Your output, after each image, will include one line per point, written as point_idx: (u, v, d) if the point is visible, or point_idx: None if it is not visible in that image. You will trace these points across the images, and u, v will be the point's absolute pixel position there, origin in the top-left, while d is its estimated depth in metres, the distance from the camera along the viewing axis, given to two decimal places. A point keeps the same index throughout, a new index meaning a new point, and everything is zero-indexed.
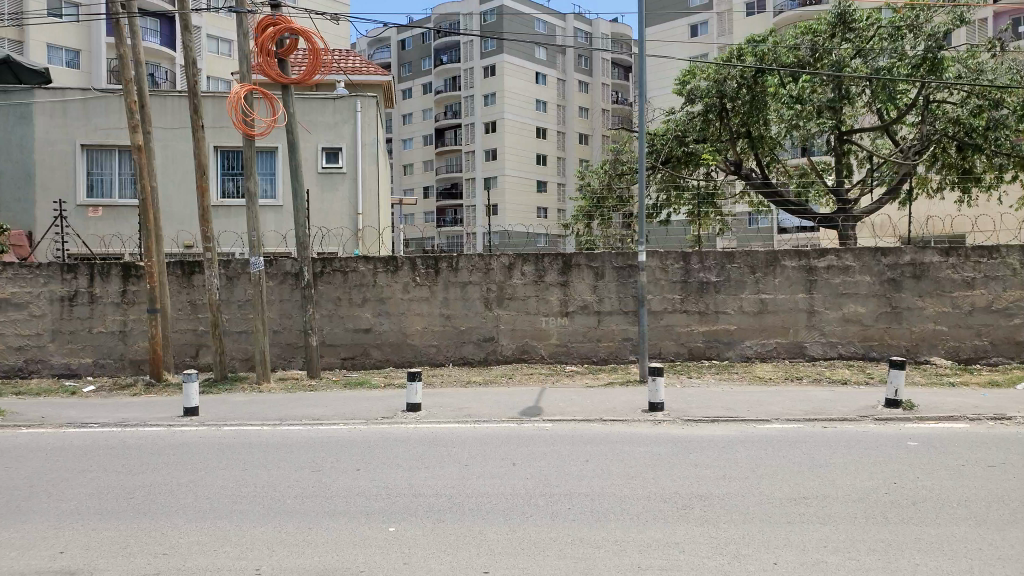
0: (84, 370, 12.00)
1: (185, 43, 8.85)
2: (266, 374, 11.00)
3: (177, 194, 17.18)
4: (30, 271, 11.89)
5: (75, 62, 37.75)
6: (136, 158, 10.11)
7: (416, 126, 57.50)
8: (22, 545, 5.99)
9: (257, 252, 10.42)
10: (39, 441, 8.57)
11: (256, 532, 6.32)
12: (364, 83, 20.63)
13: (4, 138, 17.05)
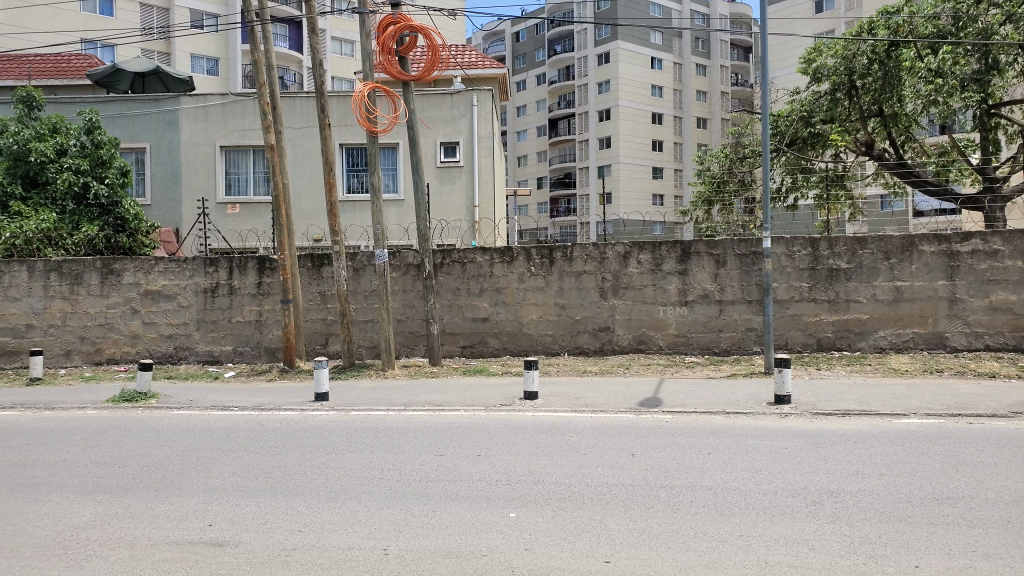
0: (226, 357, 12.87)
1: (312, 45, 9.18)
2: (391, 361, 11.42)
3: (307, 190, 18.16)
4: (179, 265, 12.85)
5: (214, 70, 40.59)
6: (269, 157, 10.66)
7: (529, 118, 58.37)
8: (176, 517, 6.51)
9: (382, 244, 10.80)
10: (188, 422, 9.27)
11: (383, 514, 6.56)
12: (481, 77, 21.07)
13: (154, 142, 18.51)
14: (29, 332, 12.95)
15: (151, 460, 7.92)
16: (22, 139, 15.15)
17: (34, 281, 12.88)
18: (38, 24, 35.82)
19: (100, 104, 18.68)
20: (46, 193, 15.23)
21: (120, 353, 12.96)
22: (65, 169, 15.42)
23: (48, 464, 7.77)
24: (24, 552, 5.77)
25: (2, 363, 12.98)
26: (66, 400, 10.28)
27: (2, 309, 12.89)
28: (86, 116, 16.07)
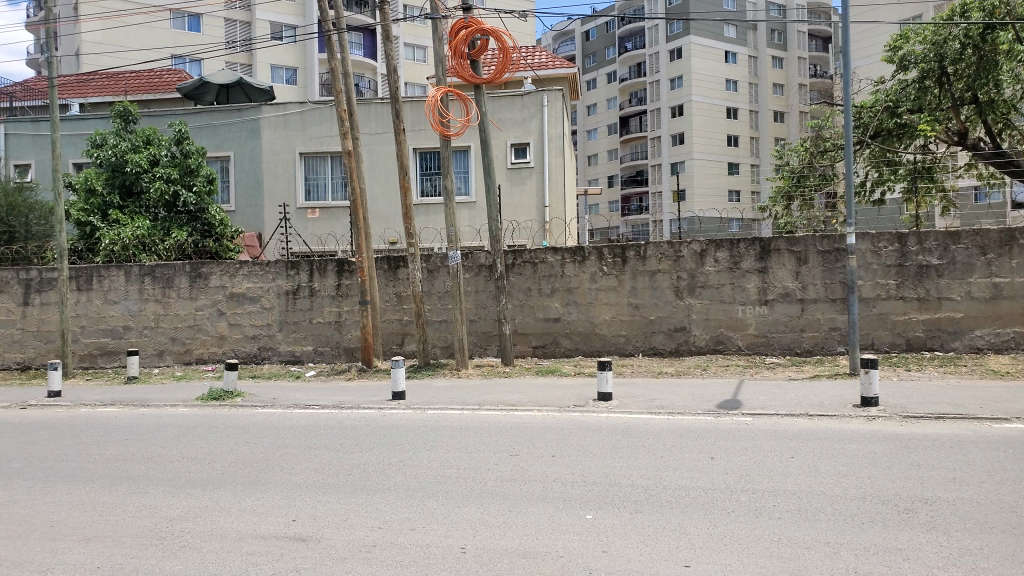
0: (307, 357, 13.27)
1: (387, 52, 9.35)
2: (465, 361, 11.55)
3: (382, 195, 18.59)
4: (262, 268, 13.32)
5: (292, 79, 41.95)
6: (346, 162, 10.94)
7: (601, 116, 58.15)
8: (262, 511, 6.73)
9: (455, 246, 10.93)
10: (273, 420, 9.59)
11: (461, 512, 6.64)
12: (552, 77, 21.12)
13: (238, 150, 19.31)
14: (126, 333, 13.68)
15: (238, 456, 8.23)
16: (119, 151, 16.12)
17: (131, 285, 13.60)
18: (130, 42, 38.26)
19: (189, 116, 19.62)
20: (140, 202, 16.25)
21: (209, 353, 13.54)
22: (157, 179, 16.26)
23: (146, 458, 8.19)
24: (126, 541, 6.10)
25: (102, 363, 13.76)
26: (160, 399, 10.81)
27: (102, 311, 13.67)
28: (177, 128, 16.86)
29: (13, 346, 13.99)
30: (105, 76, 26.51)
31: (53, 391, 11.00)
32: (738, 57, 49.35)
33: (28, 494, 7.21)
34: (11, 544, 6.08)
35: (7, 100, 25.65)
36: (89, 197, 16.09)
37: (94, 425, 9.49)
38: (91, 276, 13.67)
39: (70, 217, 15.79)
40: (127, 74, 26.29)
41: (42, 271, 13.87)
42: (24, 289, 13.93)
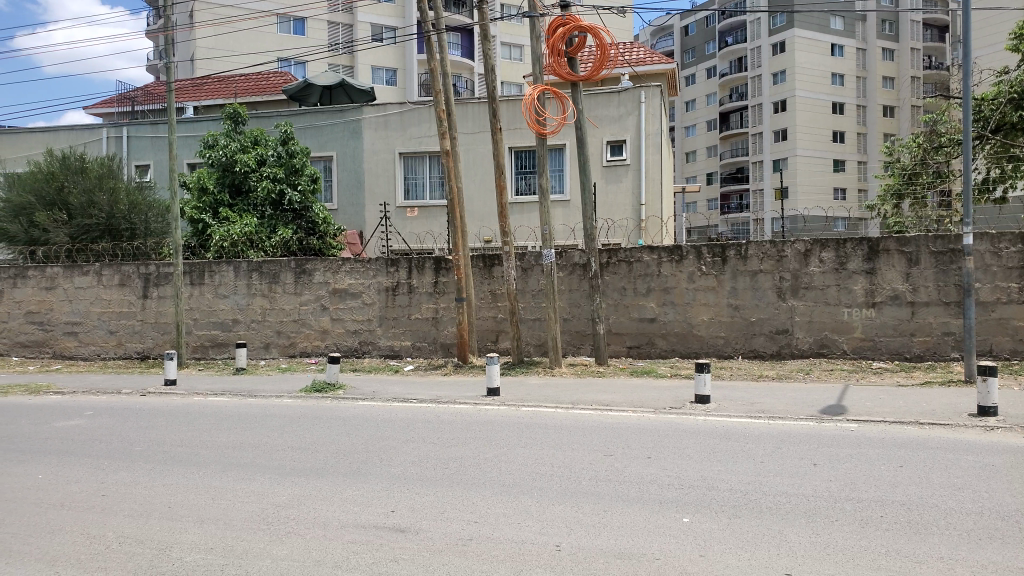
0: (405, 352, 13.56)
1: (485, 52, 9.44)
2: (559, 359, 11.57)
3: (477, 193, 18.97)
4: (363, 265, 13.69)
5: (392, 81, 43.23)
6: (444, 162, 11.13)
7: (699, 112, 57.14)
8: (363, 501, 6.92)
9: (549, 245, 10.94)
10: (371, 413, 9.84)
11: (555, 510, 6.63)
12: (648, 73, 20.99)
13: (340, 151, 19.96)
14: (234, 326, 14.31)
15: (339, 447, 8.49)
16: (229, 151, 16.84)
17: (239, 280, 14.22)
18: (241, 46, 39.89)
19: (293, 117, 20.44)
20: (248, 200, 16.98)
21: (312, 346, 14.00)
22: (264, 178, 16.92)
23: (253, 446, 8.54)
24: (236, 524, 6.37)
25: (213, 354, 14.44)
26: (265, 389, 11.25)
27: (212, 305, 14.34)
28: (282, 128, 17.50)
29: (133, 336, 14.85)
30: (217, 80, 27.84)
31: (169, 379, 11.60)
32: (846, 49, 47.40)
33: (148, 475, 7.64)
34: (133, 522, 6.44)
35: (129, 104, 27.27)
36: (202, 196, 16.94)
37: (205, 413, 9.97)
38: (204, 271, 14.38)
39: (184, 215, 16.63)
40: (237, 77, 27.54)
41: (159, 266, 14.69)
42: (143, 283, 14.78)
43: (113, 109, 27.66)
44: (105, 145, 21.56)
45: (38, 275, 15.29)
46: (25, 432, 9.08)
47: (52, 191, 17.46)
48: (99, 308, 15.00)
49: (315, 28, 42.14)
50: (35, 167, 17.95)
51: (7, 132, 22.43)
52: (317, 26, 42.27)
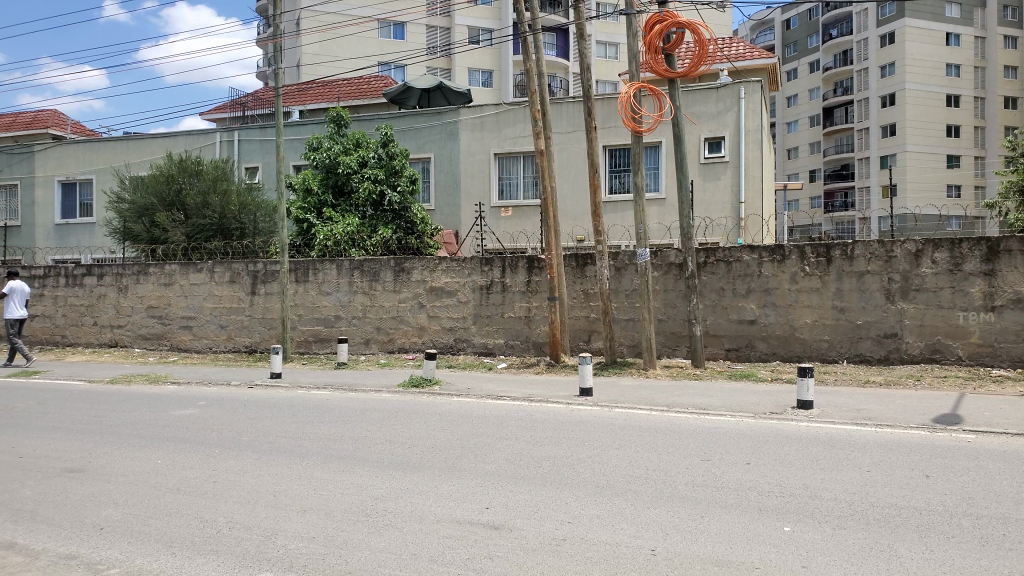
0: (498, 350, 13.69)
1: (580, 51, 9.42)
2: (653, 361, 11.43)
3: (571, 191, 19.29)
4: (459, 263, 13.91)
5: (488, 82, 43.92)
6: (539, 161, 11.21)
7: (801, 107, 55.65)
8: (458, 497, 6.99)
9: (643, 244, 10.83)
10: (467, 410, 9.94)
11: (651, 513, 6.49)
12: (748, 68, 20.77)
13: (437, 152, 20.46)
14: (337, 321, 14.77)
15: (435, 442, 8.63)
16: (333, 154, 17.51)
17: (342, 278, 14.69)
18: (345, 52, 41.57)
19: (394, 120, 21.04)
20: (350, 201, 17.57)
21: (409, 343, 14.31)
22: (365, 179, 17.53)
23: (353, 439, 8.79)
24: (337, 515, 6.55)
25: (316, 348, 14.93)
26: (366, 384, 11.57)
27: (317, 301, 14.86)
28: (384, 131, 18.10)
29: (243, 331, 15.57)
30: (321, 85, 28.92)
31: (274, 373, 12.09)
32: (963, 38, 45.01)
33: (255, 464, 7.97)
34: (242, 509, 6.72)
35: (241, 109, 28.61)
36: (306, 197, 17.71)
37: (309, 406, 10.33)
38: (308, 269, 14.92)
39: (291, 215, 17.37)
40: (341, 81, 28.51)
41: (267, 264, 15.35)
42: (252, 280, 15.47)
43: (226, 115, 29.14)
44: (218, 148, 22.82)
45: (158, 272, 16.25)
46: (145, 419, 9.67)
47: (171, 192, 18.62)
48: (212, 304, 15.80)
49: (415, 32, 43.28)
50: (156, 170, 19.10)
51: (131, 138, 23.87)
52: (416, 30, 43.34)
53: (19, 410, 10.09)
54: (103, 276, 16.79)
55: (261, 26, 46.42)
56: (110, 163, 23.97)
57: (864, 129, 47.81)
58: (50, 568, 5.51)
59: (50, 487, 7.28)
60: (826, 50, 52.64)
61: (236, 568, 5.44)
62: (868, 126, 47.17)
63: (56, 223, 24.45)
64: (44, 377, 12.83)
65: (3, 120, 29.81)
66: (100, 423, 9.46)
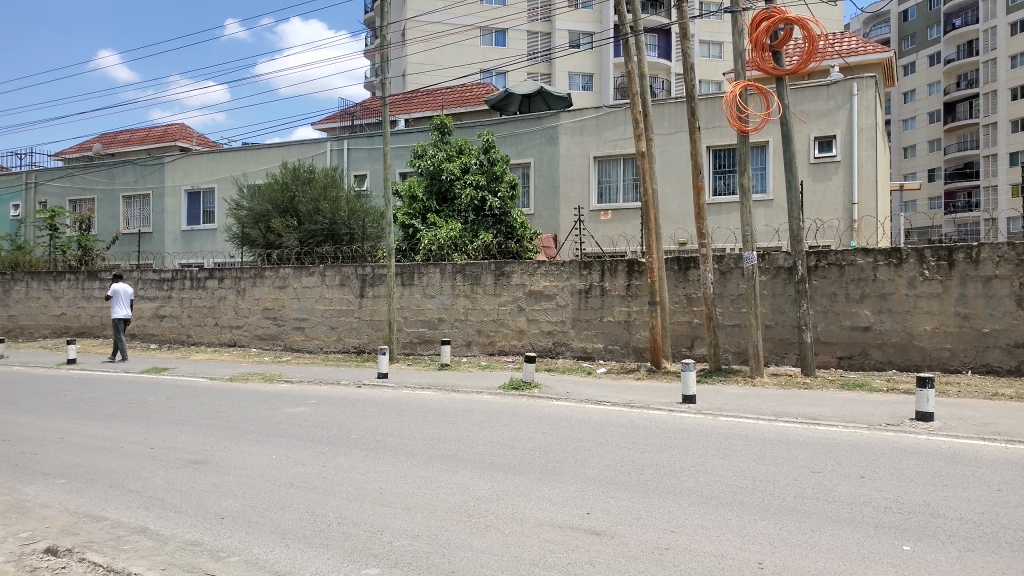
0: (597, 354, 13.63)
1: (684, 51, 9.45)
2: (760, 368, 11.09)
3: (672, 194, 19.13)
4: (557, 267, 13.97)
5: (589, 86, 44.09)
6: (640, 163, 11.12)
7: (920, 103, 52.74)
8: (560, 501, 6.99)
9: (750, 247, 10.57)
10: (567, 414, 9.96)
11: (758, 526, 6.27)
12: (862, 63, 20.06)
13: (537, 157, 20.69)
14: (439, 325, 15.08)
15: (536, 445, 8.69)
16: (437, 161, 18.09)
17: (444, 282, 14.99)
18: (447, 61, 42.44)
19: (495, 126, 21.36)
20: (453, 207, 18.03)
21: (509, 345, 14.46)
22: (467, 185, 17.95)
23: (456, 440, 8.98)
24: (441, 514, 6.68)
25: (420, 350, 15.30)
26: (468, 385, 11.78)
27: (421, 304, 15.22)
28: (485, 137, 18.45)
29: (351, 332, 16.14)
30: (425, 93, 29.61)
31: (381, 372, 12.48)
32: None
33: (362, 462, 8.25)
34: (350, 505, 6.96)
35: (350, 119, 29.59)
36: (412, 203, 18.30)
37: (413, 405, 10.63)
38: (413, 273, 15.30)
39: (398, 220, 18.08)
40: (444, 89, 29.13)
41: (374, 268, 15.86)
42: (360, 283, 16.04)
43: (336, 124, 30.31)
44: (328, 157, 23.82)
45: (273, 275, 17.07)
46: (262, 415, 10.19)
47: (284, 200, 19.62)
48: (322, 306, 16.46)
49: (515, 38, 43.99)
50: (272, 178, 20.14)
51: (249, 148, 25.21)
52: (517, 36, 43.92)
53: (151, 404, 10.82)
54: (224, 279, 17.78)
55: (367, 39, 48.26)
56: (229, 173, 25.43)
57: (990, 125, 44.94)
58: (178, 553, 5.86)
59: (178, 477, 7.76)
60: (948, 42, 49.91)
61: (345, 562, 5.63)
62: (995, 121, 44.46)
63: (183, 229, 26.10)
64: (170, 373, 13.73)
65: (137, 134, 32.14)
66: (220, 418, 10.03)
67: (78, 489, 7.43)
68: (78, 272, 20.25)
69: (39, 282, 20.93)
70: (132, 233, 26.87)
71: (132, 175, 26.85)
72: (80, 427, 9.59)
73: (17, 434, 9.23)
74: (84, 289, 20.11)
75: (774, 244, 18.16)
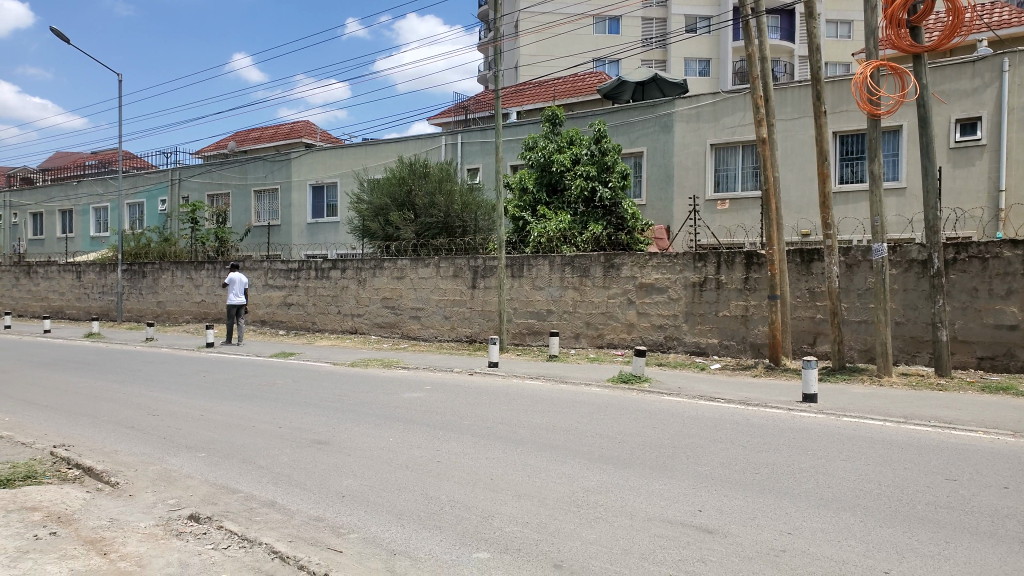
0: (711, 349, 13.27)
1: (809, 30, 9.00)
2: (889, 367, 10.43)
3: (795, 181, 18.32)
4: (671, 260, 13.68)
5: (706, 71, 42.76)
6: (760, 149, 10.70)
7: None
8: (672, 497, 6.88)
9: (880, 238, 9.95)
10: (678, 410, 9.78)
11: (884, 533, 5.93)
12: (1015, 36, 18.35)
13: (651, 146, 20.27)
14: (549, 315, 15.16)
15: (646, 440, 8.60)
16: (547, 152, 18.12)
17: (554, 274, 15.05)
18: (561, 51, 42.53)
19: (607, 115, 21.10)
20: (563, 198, 18.04)
21: (619, 338, 14.32)
22: (578, 177, 17.91)
23: (565, 431, 9.02)
24: (550, 504, 6.74)
25: (530, 340, 15.45)
26: (577, 377, 11.81)
27: (530, 295, 15.34)
28: (597, 127, 18.30)
29: (464, 321, 16.50)
30: (537, 85, 29.74)
31: (492, 362, 12.73)
32: None
33: (473, 448, 8.46)
34: (462, 490, 7.15)
35: (464, 113, 30.32)
36: (523, 194, 18.49)
37: (522, 395, 10.76)
38: (523, 265, 15.44)
39: (508, 213, 18.29)
40: (555, 80, 29.07)
41: (485, 260, 16.14)
42: (472, 274, 16.36)
43: (450, 118, 30.90)
44: (443, 151, 24.38)
45: (391, 267, 17.71)
46: (380, 400, 10.62)
47: (402, 193, 20.32)
48: (437, 297, 16.92)
49: (630, 25, 43.38)
50: (390, 173, 20.84)
51: (369, 144, 26.17)
52: (631, 24, 43.14)
53: (280, 386, 11.55)
54: (346, 269, 18.63)
55: (483, 32, 49.11)
56: (350, 168, 26.53)
57: None
58: (303, 527, 6.23)
59: (303, 456, 8.24)
60: None
61: (456, 545, 5.80)
62: None
63: (307, 222, 27.50)
64: (297, 357, 14.58)
65: (269, 131, 34.16)
66: (342, 401, 10.58)
67: (216, 462, 8.05)
68: (216, 261, 21.81)
69: (183, 270, 22.70)
70: (263, 225, 28.65)
71: (263, 171, 28.54)
72: (218, 406, 10.35)
73: (164, 410, 10.08)
74: (221, 277, 21.61)
75: (907, 234, 16.98)
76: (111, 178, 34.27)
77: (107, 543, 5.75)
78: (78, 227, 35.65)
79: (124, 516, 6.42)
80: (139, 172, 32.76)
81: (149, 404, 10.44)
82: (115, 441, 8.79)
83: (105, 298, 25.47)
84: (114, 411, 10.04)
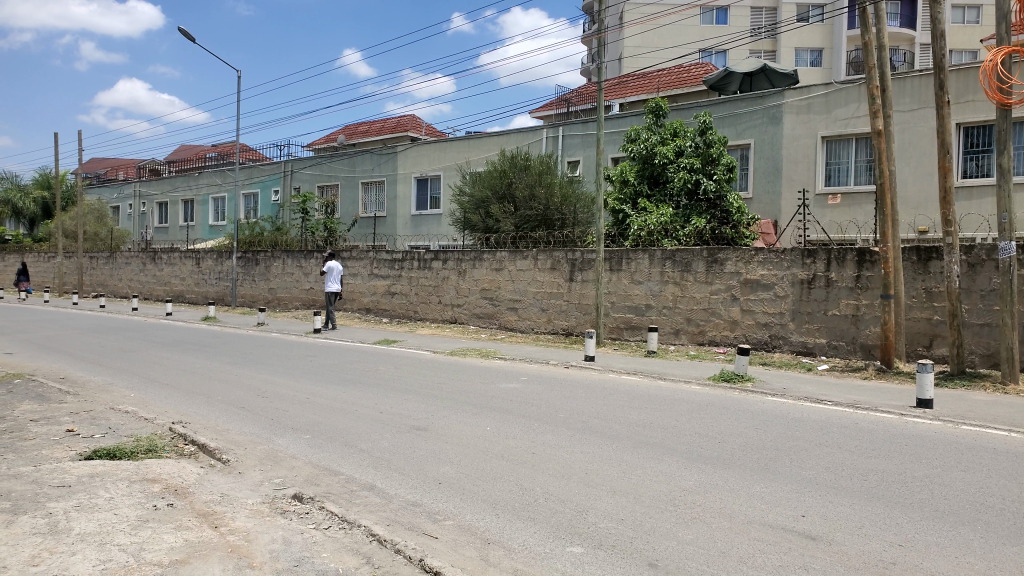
0: (819, 349, 12.79)
1: (933, 16, 8.57)
2: (1016, 374, 9.75)
3: (913, 175, 17.57)
4: (778, 255, 13.27)
5: (818, 61, 41.39)
6: (875, 142, 10.27)
7: None
8: (776, 501, 6.65)
9: (1008, 236, 9.33)
10: (784, 411, 9.47)
11: (1009, 551, 5.54)
12: None
13: (758, 138, 19.75)
14: (648, 310, 15.00)
15: (748, 441, 8.36)
16: (650, 144, 18.01)
17: (653, 268, 14.89)
18: (665, 42, 42.17)
19: (712, 107, 20.69)
20: (665, 191, 17.82)
21: (721, 335, 14.00)
22: (681, 169, 17.68)
23: (663, 429, 8.89)
24: (646, 501, 6.65)
25: (626, 335, 15.33)
26: (675, 374, 11.63)
27: (629, 289, 15.24)
28: (703, 118, 18.05)
29: (561, 315, 16.53)
30: (641, 77, 29.49)
31: (589, 355, 12.66)
32: None
33: (570, 441, 8.44)
34: (557, 482, 7.15)
35: (567, 105, 30.39)
36: (623, 187, 18.37)
37: (619, 390, 10.67)
38: (622, 258, 15.36)
39: (609, 205, 18.18)
40: (660, 72, 28.75)
41: (584, 252, 16.09)
42: (570, 267, 16.35)
43: (552, 112, 31.04)
44: (544, 144, 24.46)
45: (490, 258, 17.89)
46: (476, 390, 10.74)
47: (503, 186, 20.53)
48: (535, 288, 16.99)
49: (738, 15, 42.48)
50: (492, 166, 21.10)
51: (472, 137, 26.52)
52: (739, 13, 42.15)
53: (383, 373, 11.86)
54: (447, 261, 18.95)
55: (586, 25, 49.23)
56: (454, 161, 26.99)
57: None
58: (399, 512, 6.37)
59: (403, 441, 8.43)
60: None
61: (551, 538, 5.79)
62: None
63: (412, 214, 28.20)
64: (399, 345, 14.96)
65: (376, 125, 35.23)
66: (442, 389, 10.76)
67: (319, 445, 8.33)
68: (323, 250, 22.66)
69: (293, 259, 23.70)
70: (369, 216, 29.63)
71: (371, 163, 29.38)
72: (322, 390, 10.73)
73: (273, 392, 10.52)
74: None
75: None
76: (228, 169, 36.18)
77: (217, 516, 6.03)
78: (198, 216, 37.83)
79: (234, 492, 6.72)
80: (255, 164, 34.46)
81: (259, 386, 10.92)
82: (226, 420, 9.24)
83: (222, 284, 26.83)
84: (227, 391, 10.56)
